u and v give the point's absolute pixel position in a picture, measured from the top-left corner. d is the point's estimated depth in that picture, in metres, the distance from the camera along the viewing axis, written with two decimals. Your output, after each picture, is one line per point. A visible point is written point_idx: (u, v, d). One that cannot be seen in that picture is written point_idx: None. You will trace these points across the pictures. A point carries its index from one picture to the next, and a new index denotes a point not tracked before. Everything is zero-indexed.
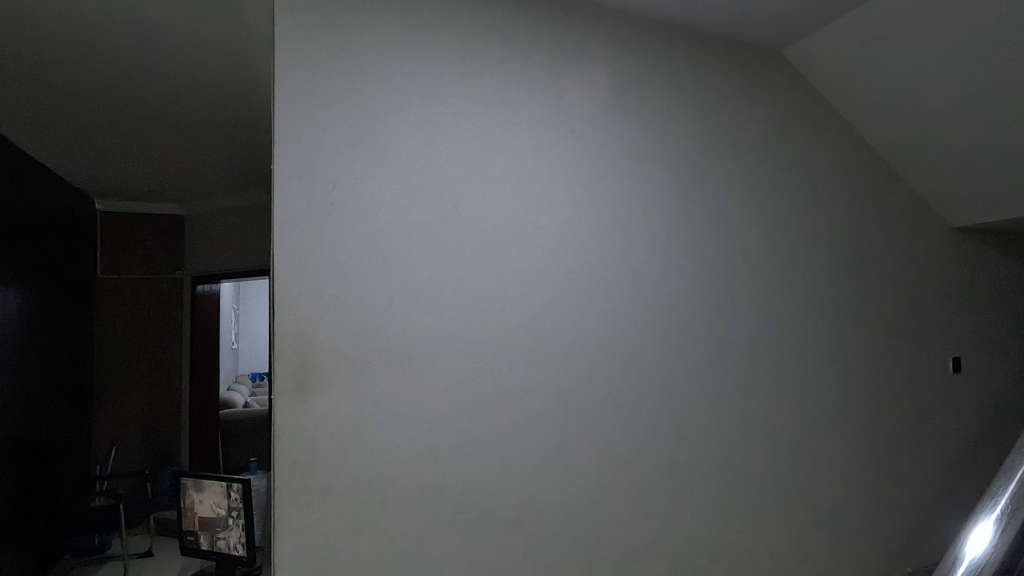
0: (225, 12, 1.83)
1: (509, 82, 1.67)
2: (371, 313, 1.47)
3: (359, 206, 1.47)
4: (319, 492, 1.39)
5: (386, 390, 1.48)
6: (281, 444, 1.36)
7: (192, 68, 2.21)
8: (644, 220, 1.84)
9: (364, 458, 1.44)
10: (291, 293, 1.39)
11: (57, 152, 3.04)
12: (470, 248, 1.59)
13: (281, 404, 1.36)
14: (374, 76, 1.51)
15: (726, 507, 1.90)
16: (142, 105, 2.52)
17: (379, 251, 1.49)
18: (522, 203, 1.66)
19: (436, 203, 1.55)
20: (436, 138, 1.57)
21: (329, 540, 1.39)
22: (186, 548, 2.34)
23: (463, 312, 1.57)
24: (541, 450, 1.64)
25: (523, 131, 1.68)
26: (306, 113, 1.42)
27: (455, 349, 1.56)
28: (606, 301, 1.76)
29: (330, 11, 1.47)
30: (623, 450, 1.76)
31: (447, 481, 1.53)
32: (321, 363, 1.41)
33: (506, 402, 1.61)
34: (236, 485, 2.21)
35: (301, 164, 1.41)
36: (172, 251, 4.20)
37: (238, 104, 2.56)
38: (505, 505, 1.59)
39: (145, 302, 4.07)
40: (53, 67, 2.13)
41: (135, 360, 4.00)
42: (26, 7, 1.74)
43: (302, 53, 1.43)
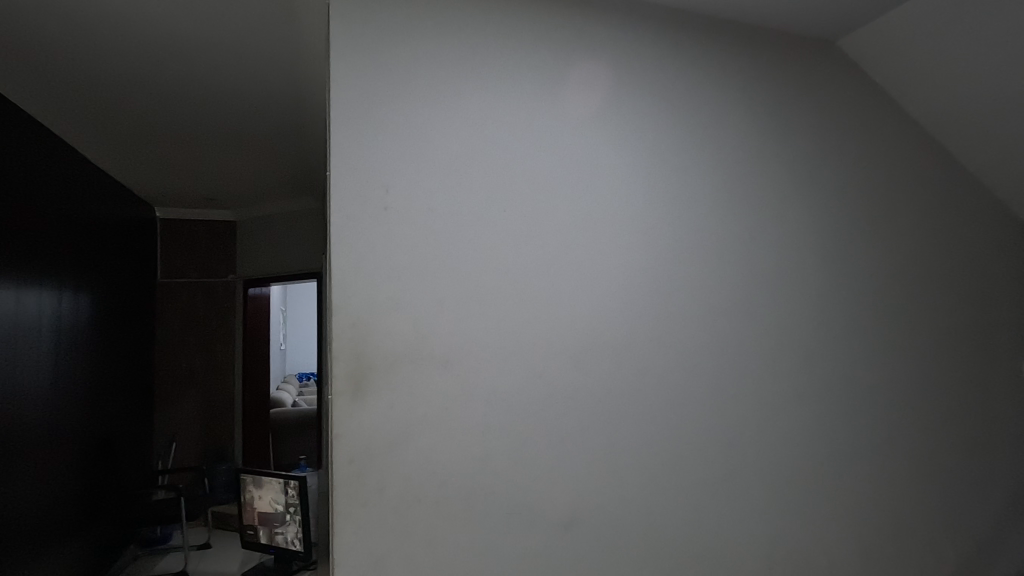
0: (281, 22, 1.89)
1: (556, 82, 1.67)
2: (422, 315, 1.49)
3: (410, 211, 1.49)
4: (374, 491, 1.42)
5: (438, 391, 1.50)
6: (339, 444, 1.40)
7: (247, 77, 2.31)
8: (693, 219, 1.81)
9: (417, 459, 1.47)
10: (347, 296, 1.43)
11: (121, 162, 3.22)
12: (519, 251, 1.59)
13: (338, 404, 1.40)
14: (423, 81, 1.53)
15: (782, 515, 1.84)
16: (201, 116, 2.66)
17: (430, 253, 1.51)
18: (570, 204, 1.65)
19: (485, 206, 1.56)
20: (485, 142, 1.58)
21: (384, 539, 1.42)
22: (246, 542, 2.43)
23: (512, 314, 1.58)
24: (591, 452, 1.63)
25: (571, 132, 1.67)
26: (360, 120, 1.46)
27: (505, 352, 1.56)
28: (656, 303, 1.74)
29: (383, 20, 1.50)
30: (676, 453, 1.73)
31: (498, 482, 1.54)
32: (376, 365, 1.45)
33: (556, 404, 1.61)
34: (292, 482, 2.28)
35: (356, 170, 1.45)
36: (225, 256, 4.37)
37: (289, 111, 2.65)
38: (555, 508, 1.58)
39: (201, 305, 4.25)
40: (120, 78, 2.26)
41: (192, 360, 4.19)
42: (98, 24, 1.87)
43: (354, 61, 1.46)
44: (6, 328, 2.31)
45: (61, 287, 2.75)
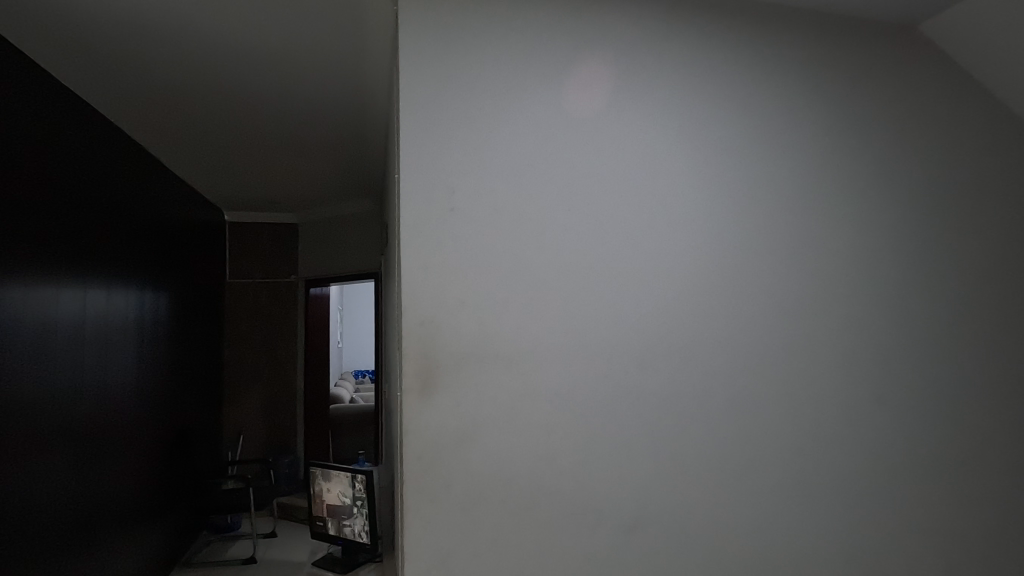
0: (349, 28, 1.95)
1: (620, 79, 1.65)
2: (488, 314, 1.51)
3: (476, 211, 1.51)
4: (442, 487, 1.45)
5: (504, 389, 1.51)
6: (409, 440, 1.44)
7: (313, 84, 2.40)
8: (763, 215, 1.74)
9: (483, 458, 1.48)
10: (416, 295, 1.46)
11: (197, 168, 3.42)
12: (581, 249, 1.58)
13: (408, 401, 1.44)
14: (488, 82, 1.54)
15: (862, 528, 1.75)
16: (269, 122, 2.78)
17: (495, 253, 1.52)
18: (635, 201, 1.63)
19: (549, 205, 1.56)
20: (549, 141, 1.58)
21: (452, 535, 1.45)
22: (316, 532, 2.52)
23: (576, 313, 1.57)
24: (657, 454, 1.61)
25: (635, 128, 1.65)
26: (427, 123, 1.49)
27: (570, 351, 1.56)
28: (723, 302, 1.69)
29: (449, 26, 1.53)
30: (745, 457, 1.67)
31: (563, 482, 1.53)
32: (443, 363, 1.47)
33: (620, 405, 1.59)
34: (360, 476, 2.35)
35: (425, 172, 1.48)
36: (288, 257, 4.55)
37: (351, 115, 2.73)
38: (621, 509, 1.57)
39: (266, 304, 4.45)
40: (197, 88, 2.40)
41: (258, 357, 4.38)
42: (179, 36, 1.99)
43: (422, 64, 1.50)
44: (96, 327, 2.48)
45: (144, 287, 2.94)
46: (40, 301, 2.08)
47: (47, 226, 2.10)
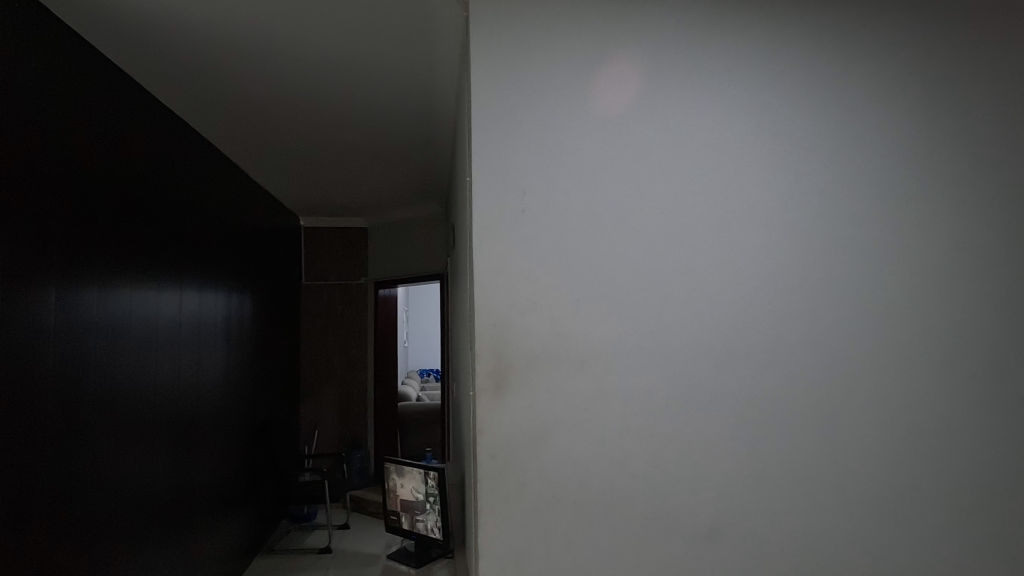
0: (422, 37, 2.00)
1: (694, 75, 1.60)
2: (560, 315, 1.50)
3: (547, 213, 1.51)
4: (515, 487, 1.46)
5: (576, 391, 1.50)
6: (483, 439, 1.46)
7: (381, 91, 2.46)
8: (853, 210, 1.63)
9: (556, 459, 1.48)
10: (489, 297, 1.48)
11: (277, 178, 3.62)
12: (654, 249, 1.55)
13: (481, 401, 1.46)
14: (559, 84, 1.54)
15: (976, 551, 1.59)
16: (342, 130, 2.89)
17: (567, 254, 1.51)
18: (709, 199, 1.58)
19: (621, 205, 1.54)
20: (620, 141, 1.56)
21: (525, 535, 1.45)
22: (391, 526, 2.61)
23: (649, 314, 1.54)
24: (737, 461, 1.54)
25: (710, 123, 1.60)
26: (499, 128, 1.51)
27: (644, 353, 1.53)
28: (809, 304, 1.59)
29: (520, 31, 1.55)
30: (834, 468, 1.57)
31: (637, 487, 1.50)
32: (516, 364, 1.48)
33: (698, 409, 1.54)
34: (433, 472, 2.40)
35: (498, 176, 1.51)
36: (359, 259, 4.72)
37: (419, 120, 2.78)
38: (698, 517, 1.52)
39: (339, 306, 4.64)
40: (276, 101, 2.53)
41: (332, 355, 4.58)
42: (255, 52, 2.10)
43: (493, 69, 1.53)
44: (190, 327, 2.68)
45: (231, 290, 3.14)
46: (142, 305, 2.27)
47: (146, 235, 2.29)
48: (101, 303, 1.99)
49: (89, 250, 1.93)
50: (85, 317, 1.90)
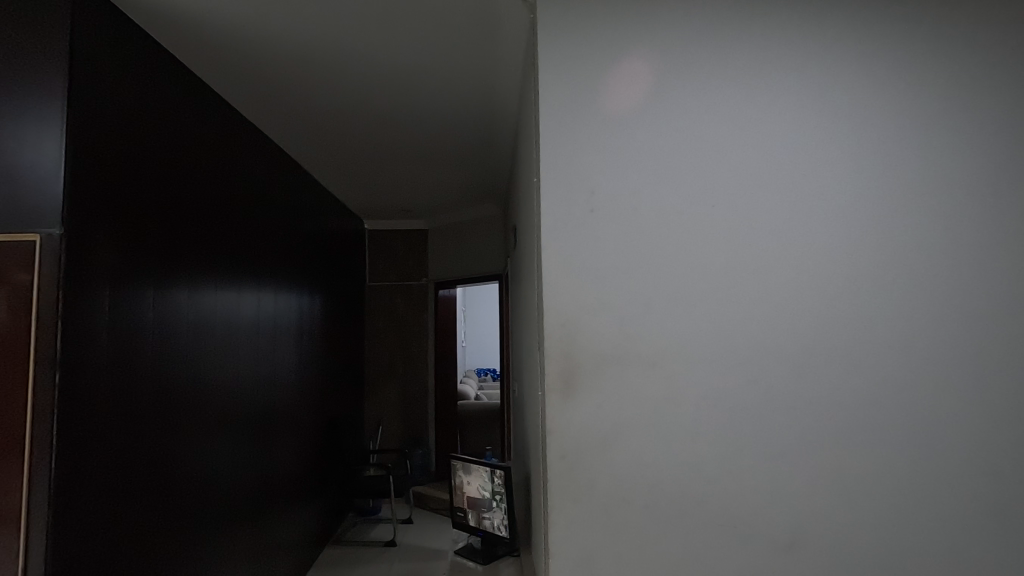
0: (487, 40, 2.03)
1: (769, 68, 1.55)
2: (630, 315, 1.49)
3: (616, 212, 1.50)
4: (585, 488, 1.46)
5: (646, 393, 1.48)
6: (553, 439, 1.46)
7: (444, 95, 2.51)
8: (947, 205, 1.52)
9: (626, 461, 1.47)
10: (557, 296, 1.49)
11: (344, 182, 3.76)
12: (728, 248, 1.51)
13: (551, 401, 1.47)
14: (628, 83, 1.53)
15: None
16: (407, 134, 2.97)
17: (636, 253, 1.50)
18: (786, 194, 1.52)
19: (691, 203, 1.51)
20: (690, 137, 1.53)
21: (595, 537, 1.45)
22: (457, 522, 2.66)
23: (724, 314, 1.49)
24: (818, 469, 1.48)
25: (786, 115, 1.54)
26: (567, 128, 1.52)
27: (717, 354, 1.49)
28: (898, 304, 1.50)
29: (589, 31, 1.54)
30: (927, 479, 1.47)
31: (711, 493, 1.46)
32: (586, 364, 1.48)
33: (775, 413, 1.48)
34: (499, 471, 2.42)
35: (567, 176, 1.51)
36: (420, 261, 4.83)
37: (481, 122, 2.81)
38: (775, 525, 1.46)
39: (401, 306, 4.77)
40: (345, 108, 2.63)
41: (394, 354, 4.72)
42: (327, 62, 2.20)
43: (562, 69, 1.53)
44: (268, 326, 2.83)
45: (303, 291, 3.29)
46: (226, 305, 2.42)
47: (228, 239, 2.44)
48: (188, 303, 2.14)
49: (179, 254, 2.08)
50: (175, 316, 2.05)
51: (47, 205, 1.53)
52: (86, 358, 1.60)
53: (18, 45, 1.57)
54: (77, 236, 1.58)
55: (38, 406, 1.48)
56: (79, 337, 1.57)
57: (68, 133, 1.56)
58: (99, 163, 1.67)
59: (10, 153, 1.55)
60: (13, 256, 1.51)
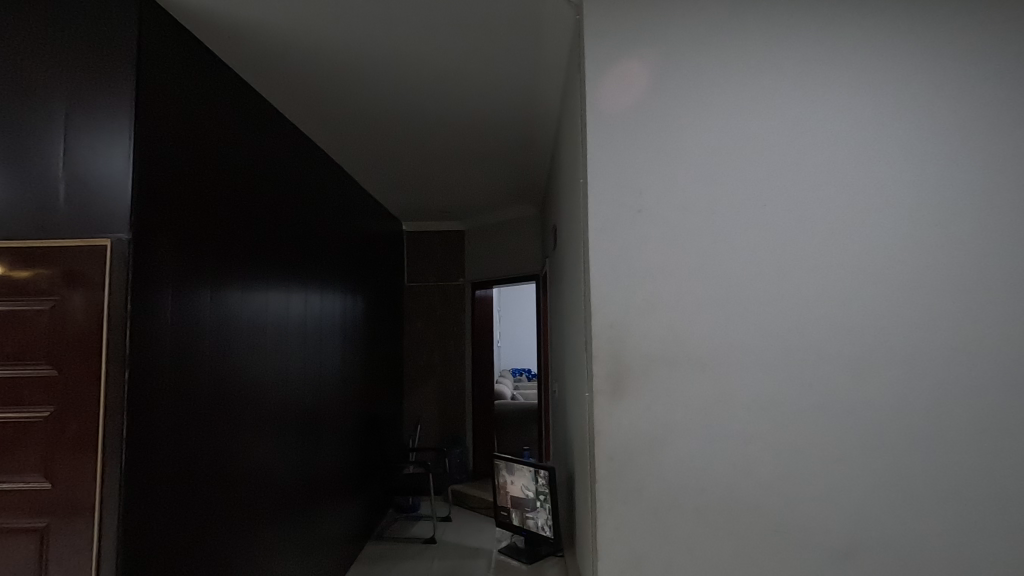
0: (530, 43, 2.04)
1: (823, 64, 1.51)
2: (679, 317, 1.47)
3: (665, 212, 1.49)
4: (634, 490, 1.45)
5: (697, 395, 1.46)
6: (601, 440, 1.46)
7: (486, 99, 2.53)
8: (1018, 202, 1.45)
9: (675, 464, 1.45)
10: (605, 297, 1.48)
11: (384, 185, 3.83)
12: (781, 248, 1.47)
13: (599, 402, 1.47)
14: (676, 83, 1.52)
15: None
16: (448, 137, 3.00)
17: (686, 254, 1.48)
18: (840, 192, 1.48)
19: (742, 203, 1.49)
20: (741, 136, 1.50)
21: (644, 540, 1.44)
22: (501, 521, 2.68)
23: (777, 315, 1.46)
24: (878, 475, 1.43)
25: (842, 111, 1.50)
26: (615, 129, 1.51)
27: (770, 357, 1.46)
28: (963, 306, 1.44)
29: (637, 32, 1.53)
30: (997, 488, 1.41)
31: (764, 498, 1.44)
32: (635, 365, 1.47)
33: (831, 417, 1.44)
34: (543, 472, 2.42)
35: (615, 177, 1.50)
36: (457, 261, 4.87)
37: (521, 123, 2.82)
38: (831, 532, 1.43)
39: (438, 307, 4.83)
40: (389, 113, 2.68)
41: (432, 354, 4.78)
42: (373, 69, 2.25)
43: (610, 69, 1.52)
44: (315, 326, 2.91)
45: (346, 292, 3.37)
46: (276, 305, 2.50)
47: (277, 242, 2.52)
48: (241, 303, 2.22)
49: (234, 257, 2.16)
50: (230, 315, 2.13)
51: (117, 212, 1.61)
52: (152, 355, 1.68)
53: (88, 60, 1.65)
54: (145, 242, 1.67)
55: (109, 401, 1.56)
56: (146, 338, 1.65)
57: (135, 142, 1.63)
58: (162, 171, 1.75)
59: (80, 162, 1.63)
60: (84, 259, 1.59)
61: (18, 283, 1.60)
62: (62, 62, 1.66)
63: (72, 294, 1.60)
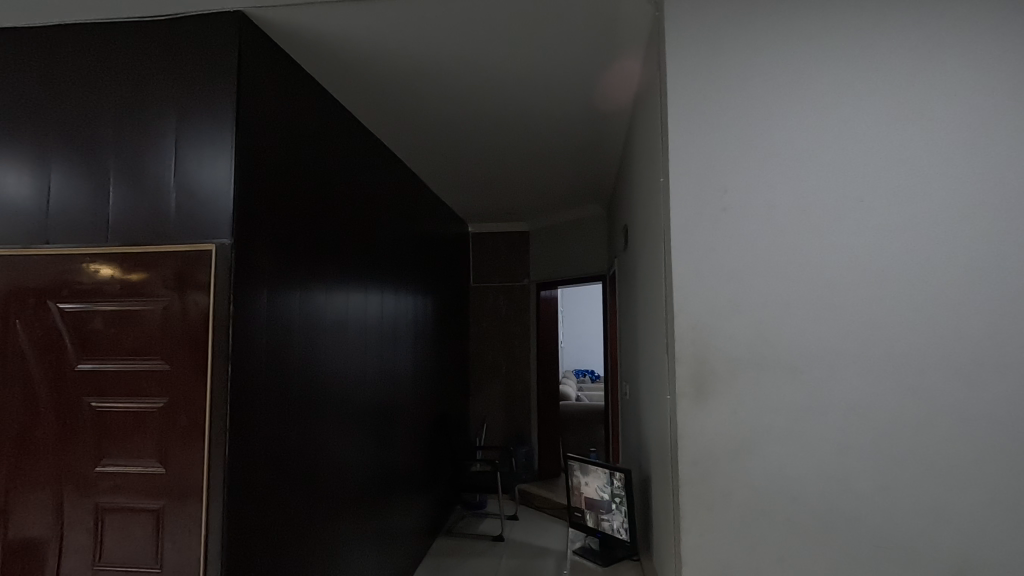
0: (605, 43, 2.03)
1: (924, 50, 1.42)
2: (766, 319, 1.42)
3: (752, 211, 1.44)
4: (720, 496, 1.41)
5: (787, 400, 1.40)
6: (684, 444, 1.43)
7: (556, 100, 2.54)
8: None
9: (764, 470, 1.40)
10: (689, 298, 1.45)
11: (452, 188, 3.91)
12: (881, 246, 1.39)
13: (682, 405, 1.44)
14: (761, 77, 1.47)
15: None
16: (518, 140, 3.04)
17: (775, 253, 1.43)
18: (947, 186, 1.38)
19: (835, 199, 1.42)
20: (833, 129, 1.43)
21: (731, 549, 1.40)
22: (575, 522, 2.67)
23: (876, 317, 1.38)
24: (993, 491, 1.32)
25: (948, 100, 1.40)
26: (697, 125, 1.48)
27: (867, 361, 1.38)
28: None
29: (721, 26, 1.49)
30: None
31: (863, 509, 1.36)
32: (719, 368, 1.43)
33: (939, 425, 1.35)
34: (619, 474, 2.40)
35: (698, 176, 1.47)
36: (521, 262, 4.91)
37: (591, 123, 2.81)
38: (938, 549, 1.33)
39: (503, 307, 4.88)
40: (461, 117, 2.74)
41: (498, 353, 4.84)
42: (448, 76, 2.31)
43: (691, 65, 1.49)
44: (390, 326, 3.02)
45: (418, 293, 3.47)
46: (356, 305, 2.61)
47: (357, 245, 2.63)
48: (326, 303, 2.34)
49: (319, 260, 2.28)
50: (315, 316, 2.24)
51: (220, 220, 1.74)
52: (250, 354, 1.80)
53: (192, 79, 1.79)
54: (244, 247, 1.79)
55: (214, 395, 1.69)
56: (245, 336, 1.77)
57: (236, 154, 1.76)
58: (259, 180, 1.88)
59: (187, 174, 1.77)
60: (192, 264, 1.72)
61: (135, 285, 1.75)
62: (172, 82, 1.80)
63: (181, 296, 1.73)
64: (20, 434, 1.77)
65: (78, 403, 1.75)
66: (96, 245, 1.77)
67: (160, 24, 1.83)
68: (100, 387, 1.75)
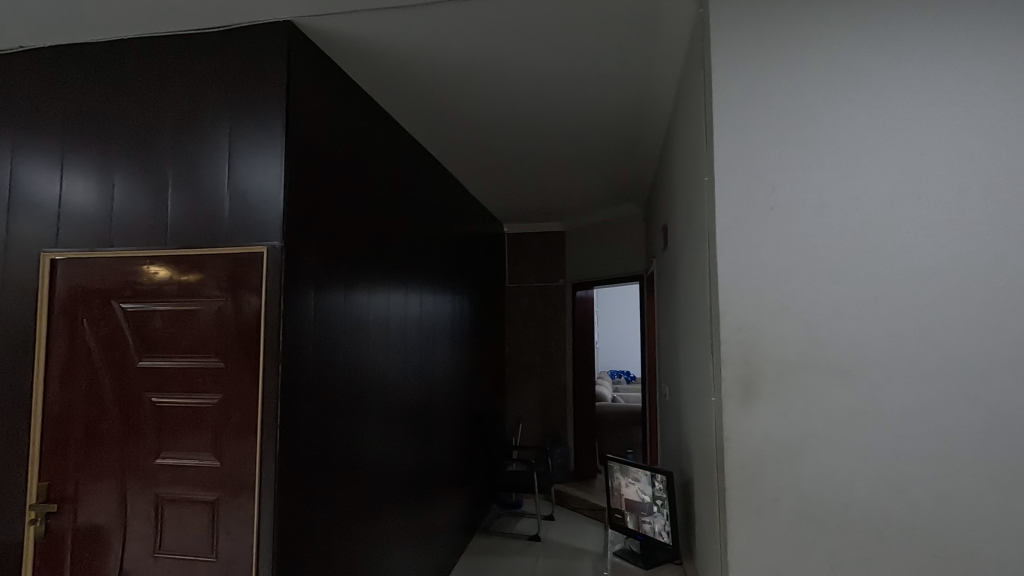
0: (644, 42, 2.02)
1: (984, 43, 1.36)
2: (815, 320, 1.39)
3: (800, 209, 1.41)
4: (768, 500, 1.38)
5: (838, 404, 1.37)
6: (730, 446, 1.41)
7: (594, 100, 2.54)
8: None
9: (814, 475, 1.37)
10: (734, 298, 1.43)
11: (488, 189, 3.94)
12: (938, 246, 1.34)
13: (728, 407, 1.41)
14: (809, 73, 1.43)
15: None
16: (555, 141, 3.05)
17: (824, 253, 1.39)
18: (1009, 184, 1.32)
19: (888, 198, 1.37)
20: (885, 126, 1.39)
21: (779, 554, 1.37)
22: (615, 524, 2.66)
23: (933, 320, 1.33)
24: None
25: (1010, 95, 1.34)
26: (742, 123, 1.45)
27: (924, 365, 1.33)
28: None
29: (767, 22, 1.46)
30: None
31: (919, 518, 1.32)
32: (766, 370, 1.40)
33: (1002, 433, 1.29)
34: (660, 476, 2.37)
35: (743, 174, 1.44)
36: (556, 263, 4.91)
37: (629, 123, 2.80)
38: (1001, 562, 1.28)
39: (538, 308, 4.89)
40: (498, 119, 2.77)
41: (533, 353, 4.85)
42: (487, 79, 2.34)
43: (736, 62, 1.47)
44: (429, 325, 3.07)
45: (455, 293, 3.52)
46: (397, 305, 2.66)
47: (398, 246, 2.69)
48: (368, 303, 2.39)
49: (362, 261, 2.34)
50: (359, 316, 2.30)
51: (270, 223, 1.80)
52: (298, 352, 1.86)
53: (244, 88, 1.86)
54: (293, 249, 1.85)
55: (265, 392, 1.76)
56: (294, 335, 1.84)
57: (285, 160, 1.82)
58: (305, 184, 1.93)
59: (239, 179, 1.84)
60: (244, 265, 1.80)
61: (191, 285, 1.83)
62: (225, 91, 1.88)
63: (234, 296, 1.81)
64: (87, 426, 1.87)
65: (139, 398, 1.84)
66: (155, 248, 1.86)
67: (214, 35, 1.91)
68: (160, 383, 1.83)
